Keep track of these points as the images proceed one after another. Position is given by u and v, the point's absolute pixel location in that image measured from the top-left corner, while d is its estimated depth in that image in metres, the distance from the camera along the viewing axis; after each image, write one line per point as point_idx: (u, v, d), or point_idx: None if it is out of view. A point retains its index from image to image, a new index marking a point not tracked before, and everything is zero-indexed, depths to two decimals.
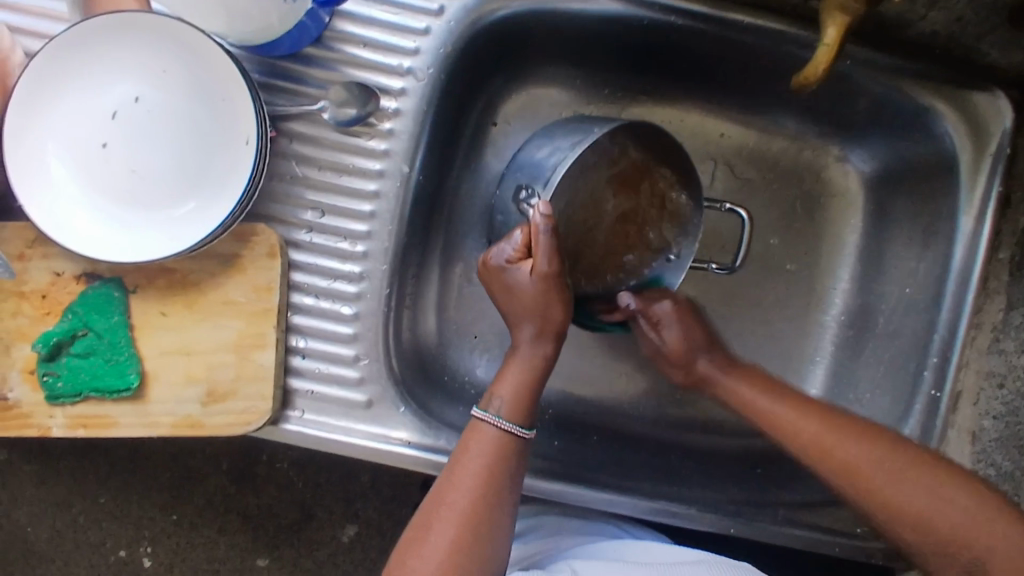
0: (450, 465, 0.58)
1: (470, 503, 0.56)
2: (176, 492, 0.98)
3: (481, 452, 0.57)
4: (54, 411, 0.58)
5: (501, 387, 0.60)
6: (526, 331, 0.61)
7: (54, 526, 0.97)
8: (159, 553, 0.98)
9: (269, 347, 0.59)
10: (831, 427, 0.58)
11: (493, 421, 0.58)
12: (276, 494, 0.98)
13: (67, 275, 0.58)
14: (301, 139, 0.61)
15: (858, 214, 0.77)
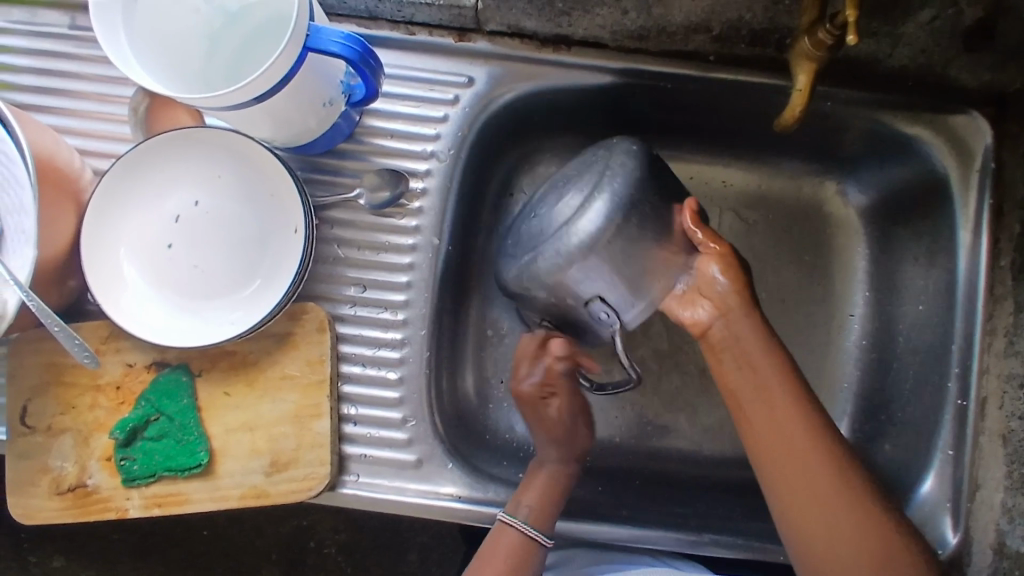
0: (473, 574, 0.64)
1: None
2: None
3: (505, 557, 0.64)
4: (130, 494, 0.62)
5: (527, 495, 0.65)
6: (551, 455, 0.69)
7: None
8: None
9: (325, 415, 0.63)
10: (784, 403, 0.60)
11: (520, 527, 0.63)
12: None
13: (139, 365, 0.64)
14: (340, 224, 0.68)
15: (862, 241, 0.81)
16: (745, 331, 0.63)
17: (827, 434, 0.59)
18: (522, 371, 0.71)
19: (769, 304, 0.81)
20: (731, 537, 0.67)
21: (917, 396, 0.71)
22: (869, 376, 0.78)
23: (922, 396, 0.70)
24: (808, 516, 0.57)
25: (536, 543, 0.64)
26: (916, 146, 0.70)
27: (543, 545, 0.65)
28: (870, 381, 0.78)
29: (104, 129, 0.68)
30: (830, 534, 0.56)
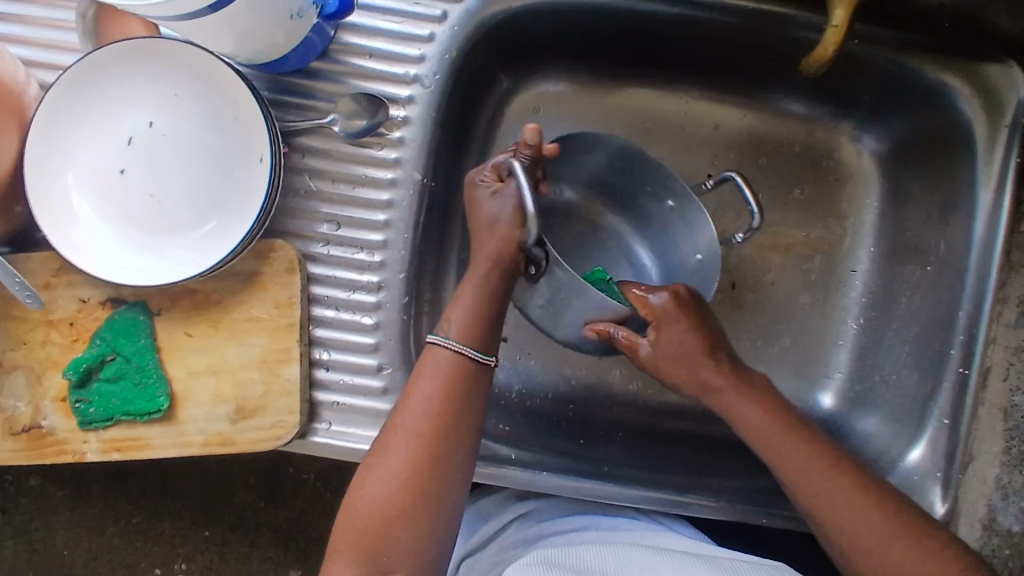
0: (402, 400, 0.56)
1: (420, 425, 0.55)
2: (207, 509, 1.00)
3: (437, 375, 0.56)
4: (88, 437, 0.59)
5: (454, 313, 0.58)
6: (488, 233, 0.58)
7: (91, 548, 0.99)
8: (194, 567, 1.00)
9: (295, 361, 0.59)
10: (808, 464, 0.58)
11: (445, 345, 0.57)
12: (306, 505, 1.00)
13: (93, 302, 0.59)
14: (313, 154, 0.62)
15: (874, 190, 0.77)
16: (748, 412, 0.60)
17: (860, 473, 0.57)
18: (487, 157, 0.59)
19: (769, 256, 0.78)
20: (714, 499, 0.65)
21: (915, 360, 0.69)
22: (866, 335, 0.75)
23: (921, 360, 0.68)
24: (870, 553, 0.54)
25: (475, 363, 0.57)
26: (944, 93, 0.64)
27: (485, 365, 0.58)
28: (867, 340, 0.75)
29: (45, 33, 0.60)
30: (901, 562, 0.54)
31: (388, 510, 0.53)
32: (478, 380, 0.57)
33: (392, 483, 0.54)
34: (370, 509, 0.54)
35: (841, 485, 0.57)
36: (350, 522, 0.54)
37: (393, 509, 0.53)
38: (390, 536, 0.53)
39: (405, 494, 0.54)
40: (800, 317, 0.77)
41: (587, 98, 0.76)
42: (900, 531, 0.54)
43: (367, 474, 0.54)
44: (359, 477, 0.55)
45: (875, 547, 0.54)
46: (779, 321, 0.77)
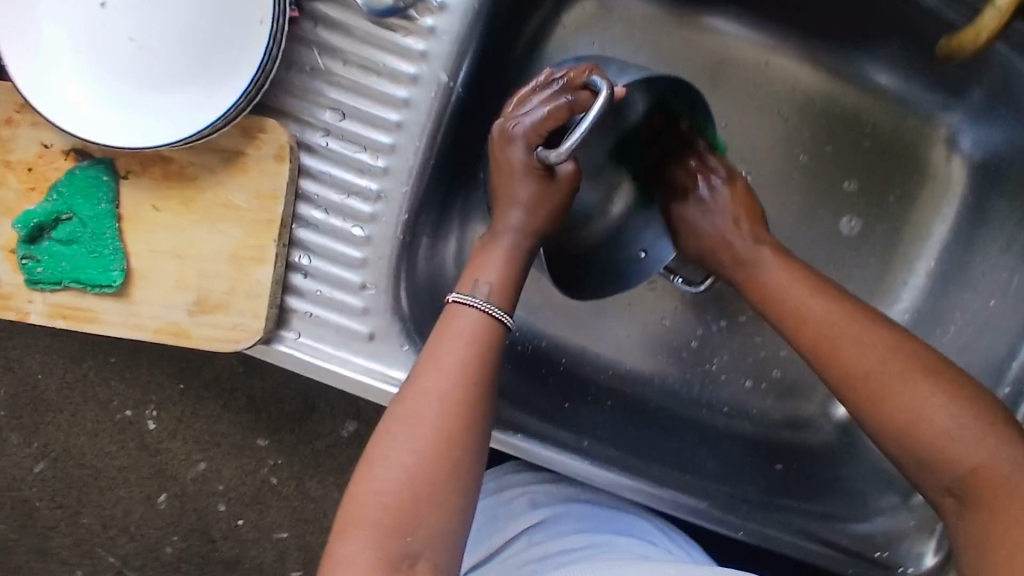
0: (423, 361, 0.49)
1: (450, 388, 0.48)
2: (185, 365, 0.98)
3: (466, 335, 0.50)
4: (33, 297, 0.54)
5: (484, 271, 0.53)
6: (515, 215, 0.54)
7: (66, 377, 0.99)
8: (166, 416, 0.99)
9: (268, 263, 0.53)
10: (895, 360, 0.50)
11: (473, 303, 0.51)
12: (284, 382, 0.98)
13: (56, 149, 0.53)
14: (328, 26, 0.52)
15: (951, 202, 0.67)
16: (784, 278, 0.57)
17: (879, 315, 0.53)
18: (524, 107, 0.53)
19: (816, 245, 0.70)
20: (693, 498, 0.59)
21: None
22: None
23: None
24: (910, 428, 0.48)
25: (500, 324, 0.51)
26: None
27: (506, 325, 0.52)
28: None
29: None
30: (913, 402, 0.48)
31: (413, 482, 0.45)
32: (501, 343, 0.51)
33: (418, 450, 0.46)
34: (394, 483, 0.45)
35: (865, 337, 0.51)
36: (370, 498, 0.45)
37: (419, 481, 0.45)
38: (415, 515, 0.44)
39: (433, 463, 0.46)
40: None
41: (663, 24, 0.67)
42: (951, 399, 0.47)
43: (386, 441, 0.47)
44: (375, 447, 0.47)
45: (904, 400, 0.48)
46: None
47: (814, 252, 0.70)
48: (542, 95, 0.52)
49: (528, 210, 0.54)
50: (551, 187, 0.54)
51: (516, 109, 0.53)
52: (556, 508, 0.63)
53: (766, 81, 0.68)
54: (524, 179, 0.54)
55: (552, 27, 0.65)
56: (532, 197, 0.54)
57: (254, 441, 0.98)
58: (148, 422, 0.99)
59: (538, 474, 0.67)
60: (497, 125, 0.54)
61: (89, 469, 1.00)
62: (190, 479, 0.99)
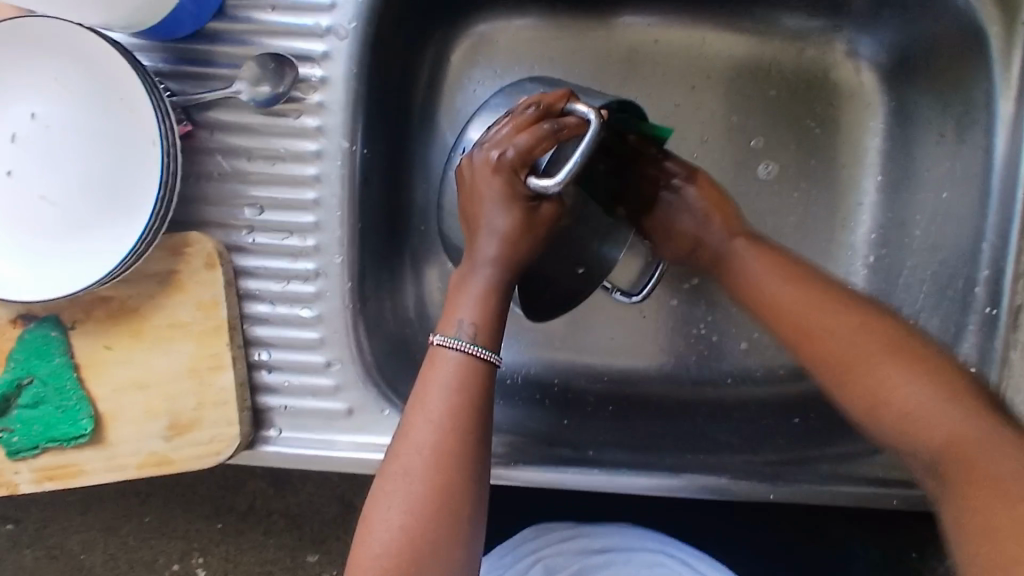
0: (409, 410, 0.48)
1: (438, 438, 0.47)
2: (216, 502, 0.97)
3: (446, 381, 0.48)
4: (18, 467, 0.55)
5: (461, 307, 0.52)
6: (486, 247, 0.52)
7: (107, 550, 0.98)
8: (211, 559, 0.97)
9: (228, 367, 0.53)
10: (842, 330, 0.50)
11: (455, 345, 0.50)
12: (315, 490, 0.97)
13: (3, 321, 0.54)
14: (224, 130, 0.54)
15: (877, 112, 0.67)
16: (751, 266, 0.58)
17: (851, 298, 0.52)
18: (494, 133, 0.53)
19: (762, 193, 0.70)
20: (714, 476, 0.57)
21: (934, 300, 0.60)
22: (877, 278, 0.67)
23: (942, 300, 0.59)
24: (875, 401, 0.46)
25: (485, 362, 0.50)
26: None
27: (494, 364, 0.50)
28: (878, 282, 0.67)
29: None
30: (890, 380, 0.46)
31: (409, 541, 0.45)
32: (492, 381, 0.50)
33: (414, 509, 0.45)
34: (391, 545, 0.45)
35: (848, 325, 0.50)
36: (368, 565, 0.45)
37: (417, 539, 0.45)
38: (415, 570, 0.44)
39: (429, 521, 0.45)
40: (800, 262, 0.70)
41: (546, 35, 0.69)
42: (939, 391, 0.44)
43: (382, 503, 0.46)
44: (371, 508, 0.47)
45: (870, 376, 0.47)
46: None
47: (761, 200, 0.70)
48: (519, 121, 0.52)
49: (504, 241, 0.52)
50: (535, 216, 0.53)
51: (491, 136, 0.52)
52: (573, 569, 0.63)
53: (662, 59, 0.69)
54: (502, 207, 0.52)
55: (443, 71, 0.68)
56: (511, 229, 0.52)
57: (303, 559, 0.96)
58: (197, 570, 0.98)
59: (549, 532, 0.66)
60: (472, 153, 0.53)
61: None
62: None
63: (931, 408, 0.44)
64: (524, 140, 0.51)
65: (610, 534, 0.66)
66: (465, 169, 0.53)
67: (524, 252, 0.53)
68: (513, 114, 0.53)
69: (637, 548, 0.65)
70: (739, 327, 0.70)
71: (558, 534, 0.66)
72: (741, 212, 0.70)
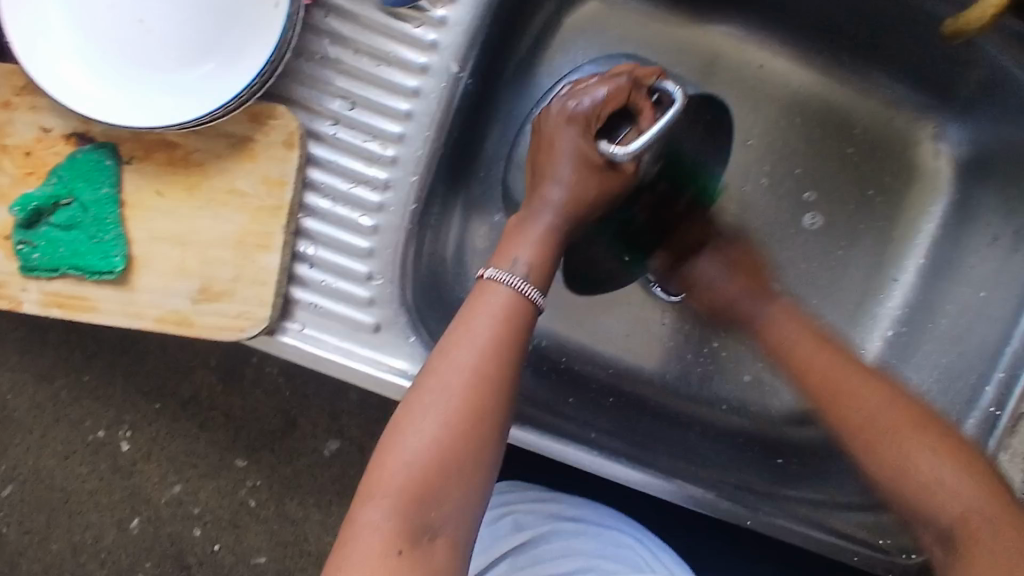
0: (451, 330, 0.50)
1: (480, 364, 0.48)
2: (160, 382, 0.96)
3: (495, 313, 0.50)
4: (27, 285, 0.52)
5: (519, 247, 0.53)
6: (554, 191, 0.54)
7: (36, 398, 0.96)
8: (139, 437, 0.96)
9: (276, 249, 0.52)
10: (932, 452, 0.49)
11: (508, 281, 0.51)
12: (264, 398, 0.96)
13: (55, 134, 0.52)
14: (339, 16, 0.53)
15: (940, 200, 0.69)
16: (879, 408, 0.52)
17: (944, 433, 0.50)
18: (580, 90, 0.55)
19: (809, 241, 0.71)
20: (702, 489, 0.58)
21: (943, 388, 0.62)
22: (891, 352, 0.69)
23: (950, 390, 0.61)
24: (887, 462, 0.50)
25: (531, 304, 0.51)
26: None
27: (537, 306, 0.52)
28: (890, 357, 0.69)
29: None
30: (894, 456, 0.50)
31: (437, 455, 0.46)
32: (532, 324, 0.51)
33: (447, 423, 0.46)
34: (421, 453, 0.46)
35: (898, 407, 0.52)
36: (395, 467, 0.46)
37: (446, 452, 0.46)
38: (439, 484, 0.45)
39: (460, 438, 0.46)
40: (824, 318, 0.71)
41: (655, 26, 0.69)
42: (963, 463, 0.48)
43: (413, 414, 0.47)
44: (403, 416, 0.48)
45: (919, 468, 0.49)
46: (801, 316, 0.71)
47: (806, 246, 0.71)
48: (610, 84, 0.54)
49: (570, 193, 0.54)
50: (604, 175, 0.54)
51: (576, 95, 0.55)
52: (541, 528, 0.62)
53: (757, 86, 0.70)
54: (572, 160, 0.54)
55: (553, 30, 0.67)
56: (581, 181, 0.54)
57: (231, 462, 0.95)
58: (121, 442, 0.96)
59: (526, 491, 0.66)
60: (552, 103, 0.56)
61: (57, 494, 0.96)
62: (164, 502, 0.96)
63: (889, 415, 0.51)
64: (610, 102, 0.54)
65: (585, 508, 0.64)
66: (539, 120, 0.56)
67: (585, 208, 0.55)
68: (601, 77, 0.56)
69: (610, 527, 0.63)
70: (747, 358, 0.72)
71: (533, 495, 0.65)
72: (785, 253, 0.71)
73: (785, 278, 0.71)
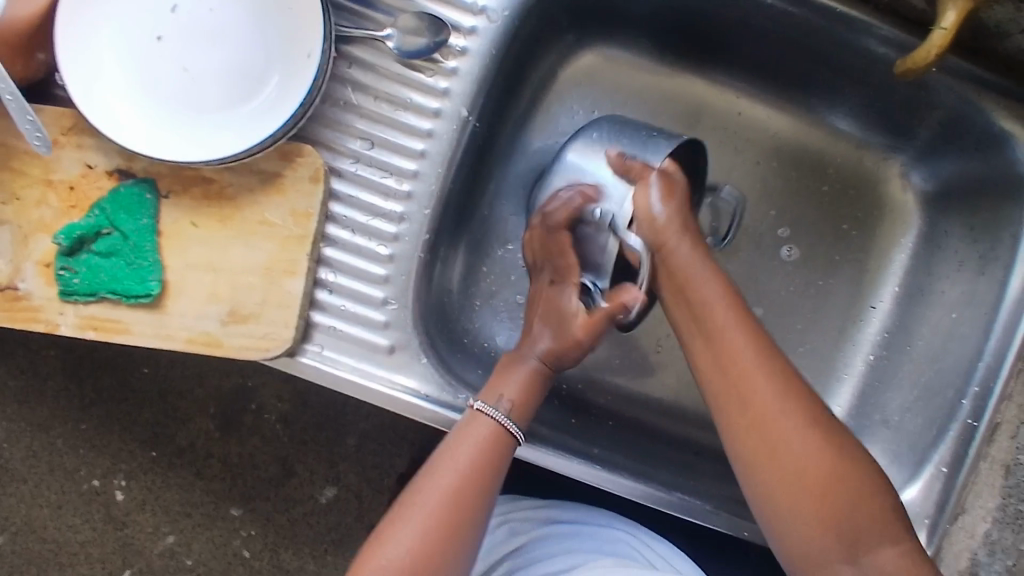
0: (439, 452, 0.56)
1: (457, 494, 0.54)
2: (158, 430, 0.97)
3: (478, 440, 0.56)
4: (65, 309, 0.56)
5: (504, 387, 0.58)
6: (540, 341, 0.60)
7: (32, 447, 0.96)
8: (133, 487, 0.96)
9: (300, 275, 0.56)
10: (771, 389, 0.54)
11: (492, 414, 0.56)
12: (260, 446, 0.97)
13: (99, 170, 0.56)
14: (361, 66, 0.59)
15: (910, 232, 0.75)
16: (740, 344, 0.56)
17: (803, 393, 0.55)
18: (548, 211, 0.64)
19: (791, 270, 0.76)
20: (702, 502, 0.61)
21: (922, 404, 0.66)
22: (874, 375, 0.73)
23: (929, 406, 0.65)
24: (773, 457, 0.53)
25: (510, 437, 0.57)
26: (1006, 142, 0.61)
27: (517, 437, 0.57)
28: (873, 379, 0.73)
29: None
30: (761, 401, 0.54)
31: (410, 573, 0.52)
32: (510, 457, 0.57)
33: (422, 542, 0.53)
34: (396, 563, 0.52)
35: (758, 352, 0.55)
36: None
37: (418, 566, 0.52)
38: None
39: (432, 561, 0.52)
40: (809, 343, 0.76)
41: (644, 78, 0.76)
42: (805, 439, 0.53)
43: (394, 525, 0.54)
44: (385, 528, 0.54)
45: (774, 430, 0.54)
46: (788, 341, 0.76)
47: (789, 275, 0.76)
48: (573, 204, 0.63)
49: (553, 338, 0.60)
50: (580, 327, 0.59)
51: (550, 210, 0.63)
52: (539, 532, 0.66)
53: (736, 131, 0.77)
54: (545, 328, 0.61)
55: (551, 80, 0.74)
56: (562, 334, 0.59)
57: (226, 511, 0.96)
58: (115, 492, 0.96)
59: (522, 501, 0.69)
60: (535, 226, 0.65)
61: (50, 545, 0.97)
62: (156, 554, 0.97)
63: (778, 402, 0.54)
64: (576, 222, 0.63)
65: (580, 511, 0.67)
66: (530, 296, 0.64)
67: (569, 356, 0.60)
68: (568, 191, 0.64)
69: (609, 525, 0.66)
70: None
71: (529, 503, 0.69)
72: (768, 281, 0.76)
73: (771, 306, 0.76)
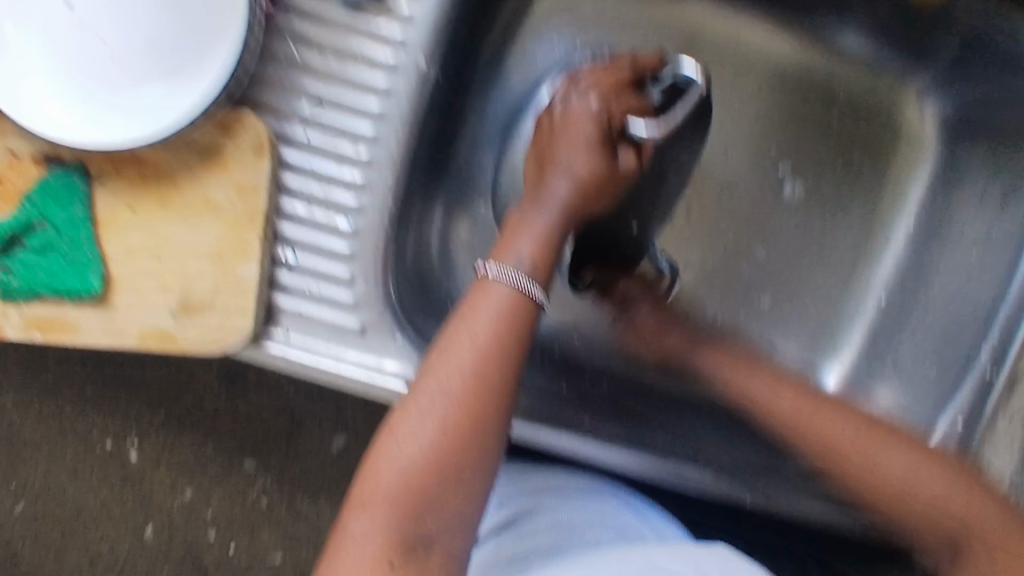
0: (444, 336, 0.46)
1: (478, 363, 0.45)
2: (165, 390, 0.95)
3: (493, 311, 0.46)
4: (8, 311, 0.52)
5: (520, 242, 0.50)
6: (560, 183, 0.54)
7: (41, 413, 0.96)
8: (147, 445, 0.96)
9: (254, 258, 0.51)
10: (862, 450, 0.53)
11: (508, 280, 0.48)
12: (265, 400, 0.95)
13: (23, 156, 0.51)
14: (301, 14, 0.52)
15: (926, 162, 0.68)
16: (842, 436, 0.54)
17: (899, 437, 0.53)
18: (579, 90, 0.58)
19: (797, 211, 0.70)
20: (700, 471, 0.58)
21: (939, 353, 0.61)
22: (887, 319, 0.68)
23: (945, 355, 0.61)
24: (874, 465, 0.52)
25: (532, 302, 0.48)
26: None
27: (538, 304, 0.48)
28: (887, 324, 0.68)
29: None
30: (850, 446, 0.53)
31: (434, 458, 0.43)
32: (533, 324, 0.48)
33: (444, 427, 0.44)
34: (413, 456, 0.43)
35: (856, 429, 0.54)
36: (390, 472, 0.43)
37: (442, 453, 0.43)
38: (433, 480, 0.43)
39: (457, 436, 0.43)
40: (818, 287, 0.70)
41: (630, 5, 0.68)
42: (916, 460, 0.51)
43: (395, 436, 0.44)
44: (384, 441, 0.45)
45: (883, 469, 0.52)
46: (795, 288, 0.70)
47: (795, 215, 0.70)
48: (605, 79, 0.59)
49: (573, 182, 0.54)
50: (608, 168, 0.56)
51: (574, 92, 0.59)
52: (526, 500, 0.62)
53: (733, 58, 0.69)
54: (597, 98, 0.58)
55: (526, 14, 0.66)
56: (585, 172, 0.55)
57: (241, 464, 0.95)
58: (129, 452, 0.96)
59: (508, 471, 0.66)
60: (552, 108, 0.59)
61: (69, 509, 0.97)
62: (176, 507, 0.96)
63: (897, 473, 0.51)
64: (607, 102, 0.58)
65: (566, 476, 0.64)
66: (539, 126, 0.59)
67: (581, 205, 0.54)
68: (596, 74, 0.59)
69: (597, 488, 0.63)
70: None
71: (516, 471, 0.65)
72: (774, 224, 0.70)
73: (775, 251, 0.70)
